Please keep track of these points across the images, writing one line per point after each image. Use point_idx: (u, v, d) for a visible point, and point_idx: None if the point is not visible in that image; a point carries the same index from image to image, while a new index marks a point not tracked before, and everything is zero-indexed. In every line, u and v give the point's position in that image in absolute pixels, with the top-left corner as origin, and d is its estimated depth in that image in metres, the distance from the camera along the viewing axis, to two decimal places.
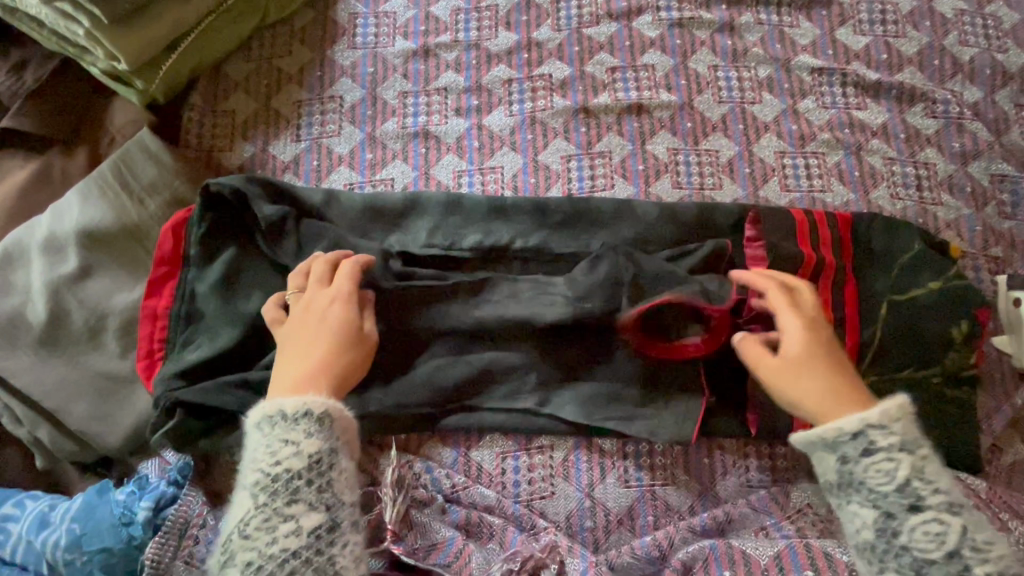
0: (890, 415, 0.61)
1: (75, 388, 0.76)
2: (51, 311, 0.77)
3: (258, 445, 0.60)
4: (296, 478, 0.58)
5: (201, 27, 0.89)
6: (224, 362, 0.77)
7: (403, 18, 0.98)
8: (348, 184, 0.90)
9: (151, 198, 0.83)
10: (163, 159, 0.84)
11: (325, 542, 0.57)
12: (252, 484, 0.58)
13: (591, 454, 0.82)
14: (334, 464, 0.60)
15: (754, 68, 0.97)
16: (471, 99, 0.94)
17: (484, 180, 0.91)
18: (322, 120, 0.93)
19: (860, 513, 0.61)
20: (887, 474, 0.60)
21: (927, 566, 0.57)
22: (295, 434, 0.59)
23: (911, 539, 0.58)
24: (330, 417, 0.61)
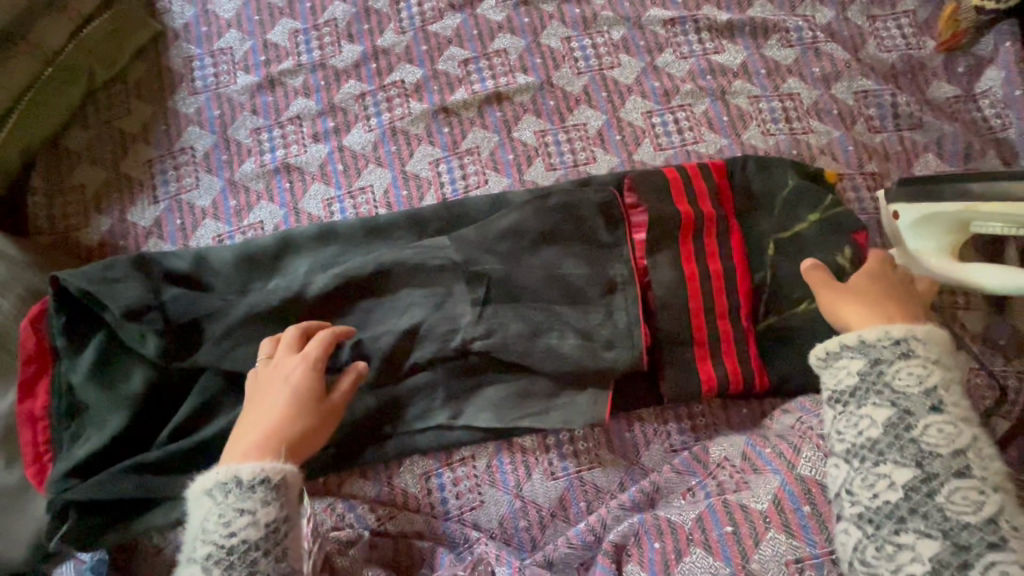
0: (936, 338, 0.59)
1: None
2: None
3: (210, 513, 0.56)
4: (254, 549, 0.55)
5: (20, 106, 0.84)
6: (115, 452, 0.74)
7: (241, 51, 0.94)
8: (217, 236, 0.87)
9: (1, 297, 0.77)
10: (9, 253, 0.80)
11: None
12: (203, 559, 0.54)
13: (514, 455, 0.81)
14: (290, 531, 0.57)
15: (607, 32, 0.95)
16: (327, 121, 0.91)
17: (355, 204, 0.88)
18: (177, 175, 0.89)
19: (862, 423, 0.56)
20: (918, 377, 0.56)
21: (911, 446, 0.54)
22: (252, 502, 0.55)
23: (919, 437, 0.54)
24: (287, 482, 0.58)
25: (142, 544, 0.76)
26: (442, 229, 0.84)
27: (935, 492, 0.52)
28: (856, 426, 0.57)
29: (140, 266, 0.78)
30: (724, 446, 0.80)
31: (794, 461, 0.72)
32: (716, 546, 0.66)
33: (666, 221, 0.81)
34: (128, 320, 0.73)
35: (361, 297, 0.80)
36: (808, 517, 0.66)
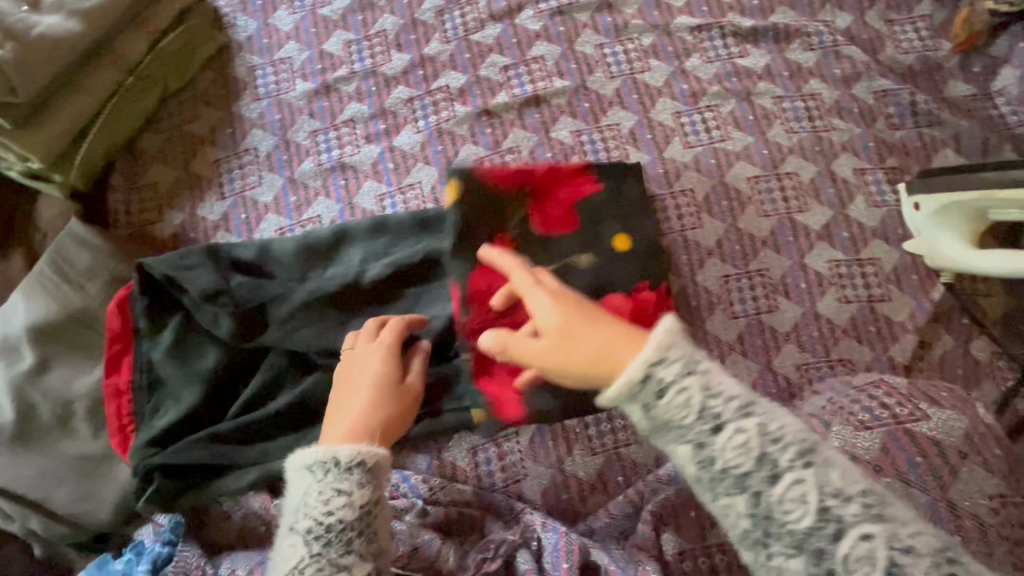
0: (662, 343, 0.50)
1: (58, 477, 0.79)
2: (20, 408, 0.80)
3: (310, 491, 0.58)
4: (349, 529, 0.56)
5: (104, 110, 0.92)
6: (191, 423, 0.81)
7: (299, 61, 1.02)
8: (279, 230, 0.94)
9: (91, 282, 0.87)
10: (95, 244, 0.88)
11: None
12: (305, 532, 0.56)
13: (555, 431, 0.87)
14: (379, 515, 0.59)
15: (638, 38, 1.01)
16: (378, 124, 0.98)
17: (405, 199, 0.95)
18: (242, 174, 0.97)
19: (733, 436, 0.48)
20: (689, 407, 0.49)
21: (750, 479, 0.47)
22: (349, 484, 0.57)
23: (755, 479, 0.47)
24: (380, 469, 0.60)
25: (214, 509, 0.82)
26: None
27: (775, 533, 0.46)
28: (789, 442, 0.48)
29: (212, 256, 0.85)
30: None
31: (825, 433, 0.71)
32: None
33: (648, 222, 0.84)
34: (206, 302, 0.81)
35: (413, 283, 0.87)
36: None
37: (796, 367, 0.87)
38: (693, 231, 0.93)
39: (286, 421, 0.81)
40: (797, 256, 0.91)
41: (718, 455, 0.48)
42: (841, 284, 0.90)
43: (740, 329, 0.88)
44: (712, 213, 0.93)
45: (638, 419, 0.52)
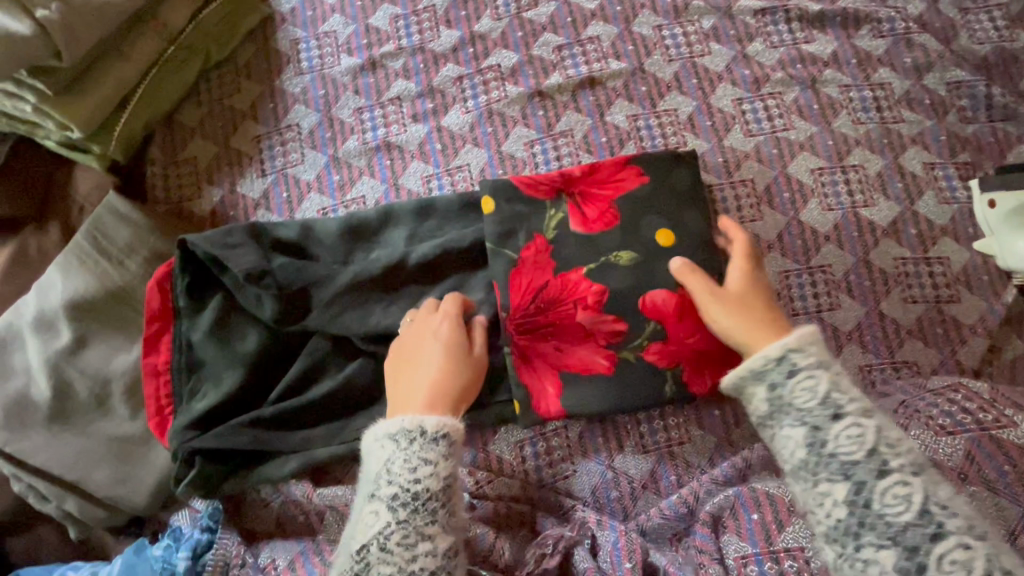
0: (806, 339, 0.58)
1: (95, 458, 0.77)
2: (57, 385, 0.78)
3: (393, 458, 0.58)
4: (433, 499, 0.56)
5: (145, 81, 0.89)
6: (231, 406, 0.78)
7: (344, 35, 0.98)
8: (321, 209, 0.91)
9: (129, 258, 0.84)
10: (134, 218, 0.85)
11: (453, 568, 0.55)
12: (390, 499, 0.56)
13: (605, 427, 0.83)
14: (457, 489, 0.59)
15: (698, 21, 0.97)
16: (426, 102, 0.95)
17: (453, 181, 0.91)
18: (283, 150, 0.94)
19: (850, 427, 0.53)
20: (812, 391, 0.55)
21: (856, 469, 0.51)
22: (435, 454, 0.58)
23: (862, 470, 0.51)
24: (460, 444, 0.60)
25: (250, 496, 0.79)
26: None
27: (871, 523, 0.49)
28: (899, 450, 0.51)
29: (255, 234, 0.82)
30: None
31: None
32: None
33: (697, 217, 0.80)
34: (249, 282, 0.77)
35: (461, 269, 0.83)
36: None
37: (861, 369, 0.83)
38: (753, 223, 0.88)
39: (328, 407, 0.78)
40: (862, 252, 0.87)
41: (832, 440, 0.53)
42: (908, 282, 0.86)
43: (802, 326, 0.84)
44: (773, 204, 0.89)
45: (757, 398, 0.58)
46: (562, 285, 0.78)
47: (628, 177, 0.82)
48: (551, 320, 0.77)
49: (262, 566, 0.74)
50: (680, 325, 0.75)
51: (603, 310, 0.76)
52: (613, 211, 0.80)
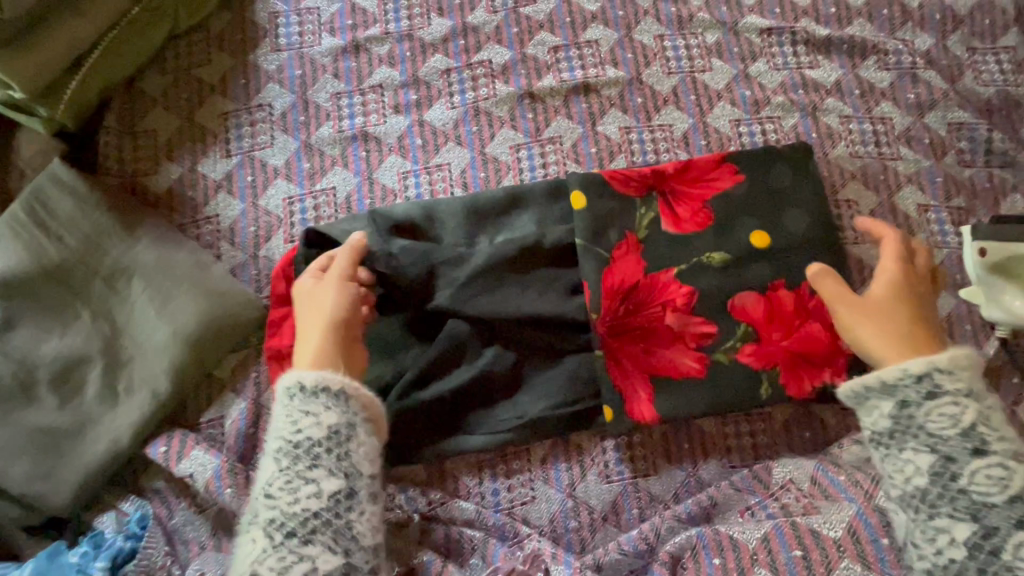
0: (960, 363, 0.57)
1: (17, 450, 0.71)
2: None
3: (281, 414, 0.60)
4: (317, 445, 0.57)
5: (103, 42, 0.81)
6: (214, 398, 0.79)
7: (328, 13, 0.92)
8: (287, 198, 0.85)
9: (70, 234, 0.77)
10: (80, 191, 0.78)
11: (343, 507, 0.56)
12: (276, 449, 0.58)
13: (569, 453, 0.79)
14: (352, 435, 0.59)
15: (701, 34, 0.93)
16: (410, 93, 0.89)
17: (431, 180, 0.86)
18: (252, 131, 0.87)
19: (991, 467, 0.53)
20: (951, 418, 0.55)
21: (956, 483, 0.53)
22: (316, 406, 0.59)
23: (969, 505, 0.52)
24: (347, 392, 0.60)
25: (185, 502, 0.74)
26: (518, 215, 0.82)
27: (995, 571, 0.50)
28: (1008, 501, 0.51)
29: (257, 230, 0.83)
30: (790, 469, 0.76)
31: (873, 492, 0.69)
32: (785, 568, 0.64)
33: (795, 218, 0.81)
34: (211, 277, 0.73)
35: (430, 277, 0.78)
36: (886, 551, 0.63)
37: (834, 411, 0.81)
38: None
39: None
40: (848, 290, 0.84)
41: (966, 476, 0.53)
42: None
43: None
44: None
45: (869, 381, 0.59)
46: (652, 283, 0.78)
47: (724, 176, 0.82)
48: (639, 322, 0.77)
49: None
50: (773, 327, 0.76)
51: (692, 312, 0.77)
52: (706, 210, 0.81)
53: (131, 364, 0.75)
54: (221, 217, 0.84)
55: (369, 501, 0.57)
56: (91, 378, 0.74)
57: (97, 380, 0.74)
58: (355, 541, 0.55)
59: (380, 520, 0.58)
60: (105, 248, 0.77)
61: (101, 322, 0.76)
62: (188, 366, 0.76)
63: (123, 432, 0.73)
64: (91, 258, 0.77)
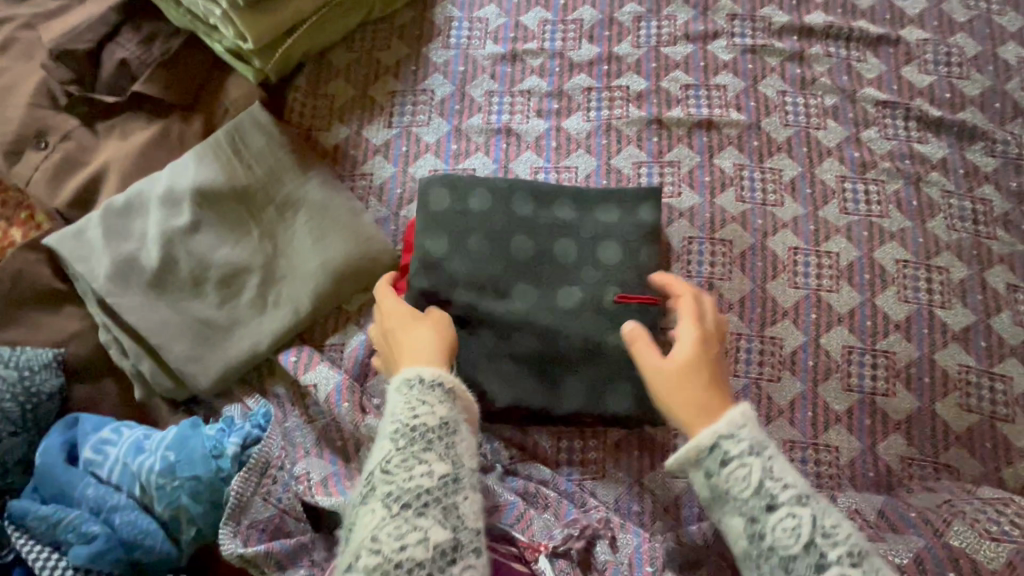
0: (738, 423, 0.64)
1: (179, 333, 0.82)
2: (167, 258, 0.84)
3: (395, 402, 0.63)
4: (429, 432, 0.61)
5: (315, 17, 0.97)
6: (341, 325, 0.90)
7: (494, 24, 1.05)
8: (432, 170, 0.97)
9: (258, 164, 0.91)
10: (271, 131, 0.92)
11: (451, 489, 0.59)
12: (391, 433, 0.61)
13: (642, 442, 0.85)
14: (458, 432, 0.63)
15: (821, 96, 1.02)
16: (553, 102, 1.01)
17: (559, 178, 0.97)
18: (413, 110, 1.01)
19: (785, 518, 0.59)
20: (743, 481, 0.61)
21: (795, 564, 0.58)
22: (433, 397, 0.63)
23: (801, 565, 0.58)
24: (455, 391, 0.65)
25: (301, 410, 0.84)
26: (642, 210, 0.87)
27: None
28: (835, 540, 0.58)
29: (403, 194, 0.96)
30: (855, 500, 0.81)
31: (943, 529, 0.75)
32: None
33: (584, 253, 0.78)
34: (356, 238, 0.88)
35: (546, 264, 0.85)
36: None
37: (901, 459, 0.85)
38: (828, 293, 0.92)
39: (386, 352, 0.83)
40: (928, 349, 0.90)
41: (768, 531, 0.60)
42: (967, 391, 0.88)
43: (853, 403, 0.87)
44: (852, 282, 0.93)
45: (699, 484, 0.65)
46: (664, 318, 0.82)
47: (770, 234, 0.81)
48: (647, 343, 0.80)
49: (295, 476, 0.78)
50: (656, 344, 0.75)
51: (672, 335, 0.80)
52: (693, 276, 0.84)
53: (283, 280, 0.87)
54: (373, 175, 0.97)
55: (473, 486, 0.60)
56: (249, 284, 0.86)
57: (254, 288, 0.86)
58: (462, 520, 0.58)
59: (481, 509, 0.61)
60: (282, 181, 0.91)
61: (268, 240, 0.88)
62: (328, 293, 0.87)
63: (264, 337, 0.84)
64: (270, 186, 0.90)
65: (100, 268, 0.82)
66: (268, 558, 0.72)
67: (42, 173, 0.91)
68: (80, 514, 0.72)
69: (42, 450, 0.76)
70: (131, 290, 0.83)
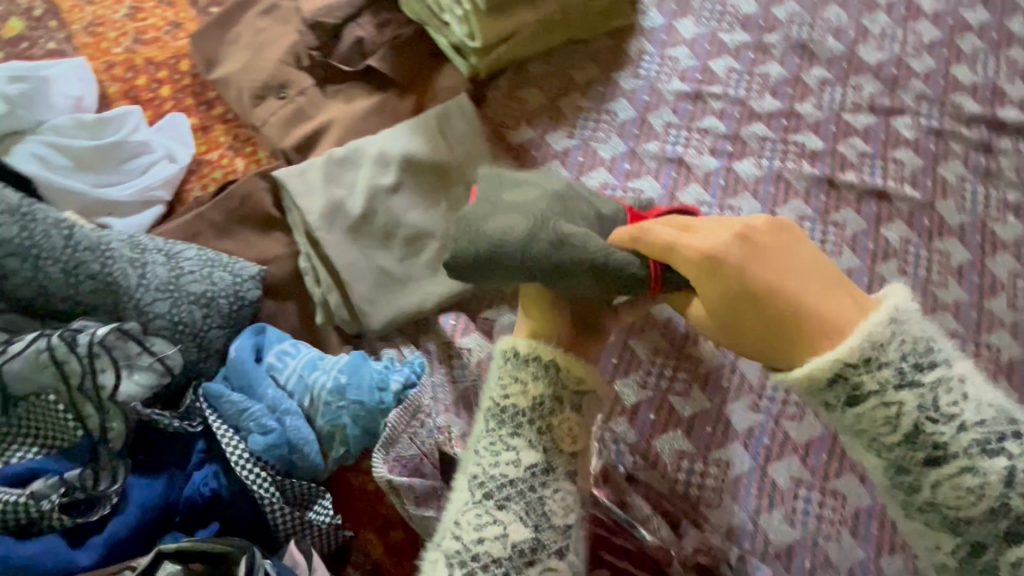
0: (889, 325, 0.52)
1: (365, 277, 0.93)
2: (367, 210, 0.95)
3: (479, 442, 0.68)
4: (521, 413, 0.67)
5: (531, 30, 1.08)
6: (496, 300, 0.97)
7: (684, 64, 1.12)
8: (603, 184, 1.04)
9: (457, 145, 1.01)
10: (473, 119, 1.03)
11: (539, 481, 0.65)
12: (487, 410, 0.68)
13: (763, 483, 0.86)
14: (559, 413, 0.68)
15: (1003, 190, 1.01)
16: (727, 144, 1.06)
17: (721, 215, 1.01)
18: (594, 126, 1.09)
19: (929, 428, 0.50)
20: (889, 423, 0.51)
21: (910, 465, 0.51)
22: (525, 375, 0.68)
23: (929, 469, 0.50)
24: (556, 365, 0.68)
25: (447, 369, 0.92)
26: None
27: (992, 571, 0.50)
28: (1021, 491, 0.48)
29: None
30: None
31: None
32: None
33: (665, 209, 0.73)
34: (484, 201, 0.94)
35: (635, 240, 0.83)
36: None
37: None
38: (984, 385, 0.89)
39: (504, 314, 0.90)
40: None
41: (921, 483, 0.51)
42: None
43: None
44: (1012, 379, 0.90)
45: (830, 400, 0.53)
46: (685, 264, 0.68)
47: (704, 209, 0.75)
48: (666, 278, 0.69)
49: (438, 426, 0.85)
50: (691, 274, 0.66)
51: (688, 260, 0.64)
52: None
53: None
54: None
55: (564, 479, 0.66)
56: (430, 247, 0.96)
57: (432, 251, 0.96)
58: (546, 517, 0.64)
59: (572, 501, 0.66)
60: (475, 165, 1.01)
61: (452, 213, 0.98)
62: None
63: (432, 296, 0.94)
64: (463, 167, 1.01)
65: (311, 210, 0.94)
66: (409, 490, 0.78)
67: (276, 119, 1.07)
68: (260, 408, 0.82)
69: (237, 347, 0.86)
70: (332, 233, 0.94)
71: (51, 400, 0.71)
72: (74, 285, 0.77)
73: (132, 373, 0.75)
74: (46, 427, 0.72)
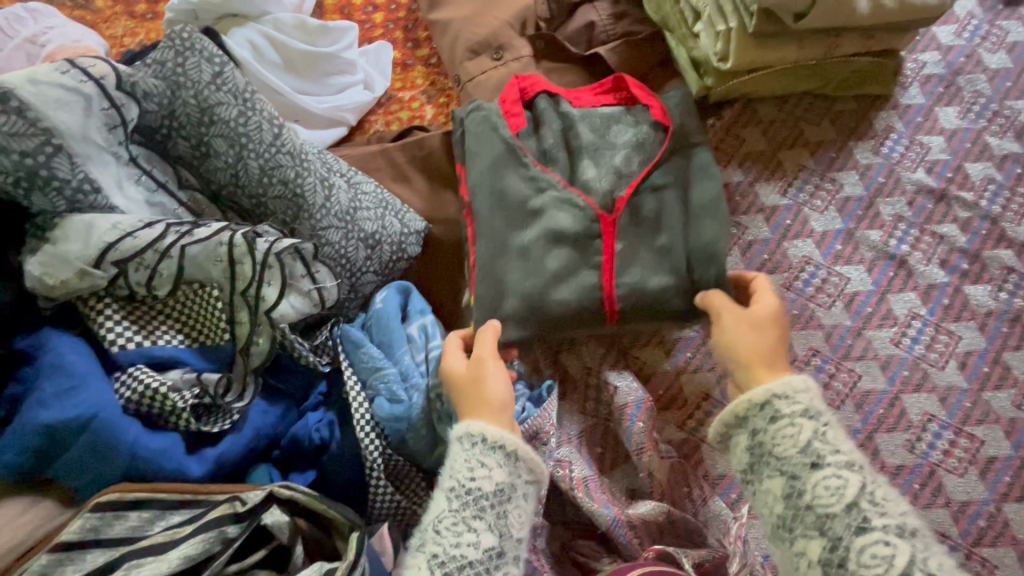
0: (796, 386, 0.58)
1: (549, 247, 0.81)
2: (577, 181, 0.84)
3: (455, 456, 0.59)
4: (483, 498, 0.56)
5: (783, 69, 0.96)
6: (654, 343, 0.87)
7: (935, 156, 0.98)
8: (806, 257, 0.92)
9: (671, 155, 0.85)
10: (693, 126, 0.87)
11: (494, 564, 0.55)
12: (446, 490, 0.57)
13: None
14: (516, 504, 0.57)
15: None
16: (963, 261, 0.91)
17: (934, 338, 0.87)
18: (813, 192, 0.97)
19: (829, 477, 0.53)
20: (883, 557, 0.49)
21: (831, 523, 0.52)
22: (491, 459, 0.57)
23: (836, 525, 0.51)
24: (520, 454, 0.58)
25: (578, 397, 0.83)
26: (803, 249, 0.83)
27: None
28: None
29: (768, 263, 0.92)
30: None
31: None
32: None
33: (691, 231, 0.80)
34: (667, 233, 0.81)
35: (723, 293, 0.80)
36: None
37: None
38: None
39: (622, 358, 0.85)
40: None
41: None
42: None
43: None
44: None
45: (740, 446, 0.59)
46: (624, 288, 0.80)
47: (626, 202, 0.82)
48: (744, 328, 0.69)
49: (555, 459, 0.76)
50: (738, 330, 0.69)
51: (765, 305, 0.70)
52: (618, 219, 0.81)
53: (668, 269, 0.80)
54: (747, 230, 0.94)
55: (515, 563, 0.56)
56: (632, 250, 0.81)
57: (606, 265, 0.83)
58: None
59: None
60: (686, 183, 0.84)
61: (669, 222, 0.82)
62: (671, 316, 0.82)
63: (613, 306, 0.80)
64: (697, 177, 0.84)
65: (522, 155, 0.84)
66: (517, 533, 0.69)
67: (483, 79, 1.01)
68: (392, 373, 0.75)
69: (381, 298, 0.80)
70: (531, 189, 0.84)
71: (210, 295, 0.67)
72: (263, 185, 0.73)
73: (290, 293, 0.71)
74: (196, 319, 0.68)
